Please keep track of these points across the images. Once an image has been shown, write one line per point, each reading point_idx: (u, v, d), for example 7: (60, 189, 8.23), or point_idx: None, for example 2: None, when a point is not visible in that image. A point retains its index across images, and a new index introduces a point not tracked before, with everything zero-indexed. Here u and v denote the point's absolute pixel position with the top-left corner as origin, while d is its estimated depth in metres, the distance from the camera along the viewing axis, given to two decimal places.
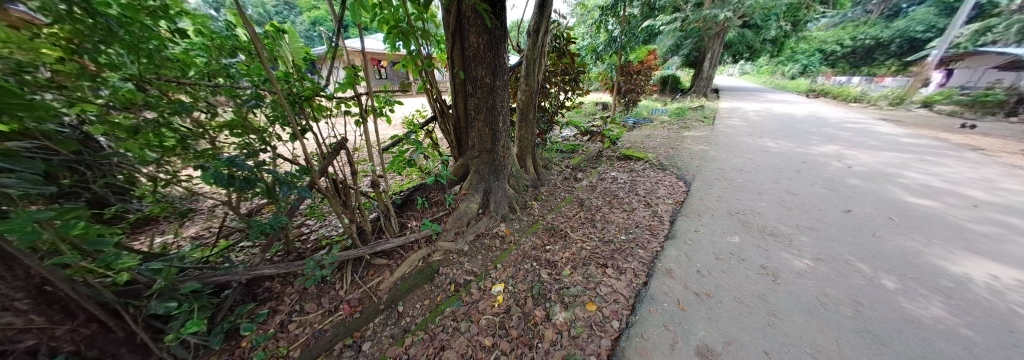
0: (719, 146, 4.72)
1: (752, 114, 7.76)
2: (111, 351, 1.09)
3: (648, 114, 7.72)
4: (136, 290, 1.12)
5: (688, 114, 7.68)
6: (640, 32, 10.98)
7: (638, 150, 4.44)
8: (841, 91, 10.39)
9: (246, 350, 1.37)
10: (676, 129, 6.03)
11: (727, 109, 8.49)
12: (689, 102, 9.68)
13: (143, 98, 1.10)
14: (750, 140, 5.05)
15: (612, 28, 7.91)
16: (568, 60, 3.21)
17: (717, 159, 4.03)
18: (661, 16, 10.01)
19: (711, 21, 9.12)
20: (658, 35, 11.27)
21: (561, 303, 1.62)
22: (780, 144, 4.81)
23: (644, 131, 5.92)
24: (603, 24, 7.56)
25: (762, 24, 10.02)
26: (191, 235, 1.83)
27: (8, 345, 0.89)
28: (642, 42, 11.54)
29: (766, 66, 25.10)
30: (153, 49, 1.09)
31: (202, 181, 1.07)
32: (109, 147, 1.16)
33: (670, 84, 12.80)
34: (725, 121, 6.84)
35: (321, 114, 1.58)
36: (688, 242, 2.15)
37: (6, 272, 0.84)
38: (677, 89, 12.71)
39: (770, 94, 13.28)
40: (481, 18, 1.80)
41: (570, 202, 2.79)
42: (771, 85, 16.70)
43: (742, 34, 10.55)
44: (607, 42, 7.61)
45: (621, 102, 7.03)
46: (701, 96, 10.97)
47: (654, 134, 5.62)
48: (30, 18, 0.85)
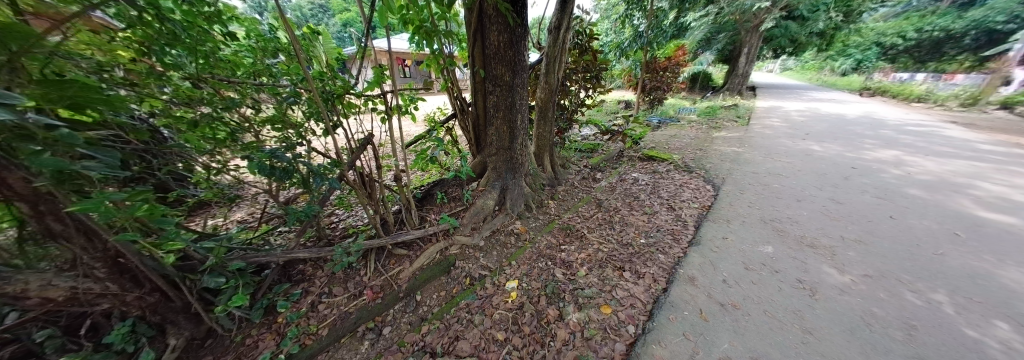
0: (756, 148, 4.37)
1: (794, 114, 7.11)
2: (170, 318, 1.26)
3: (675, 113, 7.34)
4: (191, 265, 1.28)
5: (721, 113, 7.20)
6: (668, 27, 10.48)
7: (663, 151, 4.24)
8: (903, 89, 9.24)
9: (282, 326, 1.49)
10: (706, 130, 5.67)
11: (765, 109, 7.85)
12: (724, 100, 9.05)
13: (199, 95, 1.28)
14: (791, 143, 4.64)
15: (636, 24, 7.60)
16: (589, 57, 3.12)
17: (752, 163, 3.74)
18: (692, 10, 9.47)
19: (747, 13, 8.50)
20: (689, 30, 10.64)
21: (575, 304, 1.61)
22: (826, 147, 4.37)
23: (671, 131, 5.63)
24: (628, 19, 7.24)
25: (808, 15, 9.12)
26: (237, 219, 2.03)
27: (88, 307, 1.06)
28: (669, 38, 10.99)
29: (813, 62, 22.86)
30: (208, 51, 1.23)
31: (247, 171, 1.21)
32: (171, 139, 1.37)
33: (700, 81, 12.01)
34: (763, 121, 6.34)
35: (351, 112, 1.68)
36: (715, 250, 2.03)
37: (89, 244, 1.01)
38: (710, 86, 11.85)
39: (817, 92, 12.06)
40: (503, 17, 1.81)
41: (586, 202, 2.75)
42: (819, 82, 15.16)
43: (784, 26, 9.68)
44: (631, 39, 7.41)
45: (645, 101, 6.76)
46: (735, 94, 10.21)
47: (680, 134, 5.33)
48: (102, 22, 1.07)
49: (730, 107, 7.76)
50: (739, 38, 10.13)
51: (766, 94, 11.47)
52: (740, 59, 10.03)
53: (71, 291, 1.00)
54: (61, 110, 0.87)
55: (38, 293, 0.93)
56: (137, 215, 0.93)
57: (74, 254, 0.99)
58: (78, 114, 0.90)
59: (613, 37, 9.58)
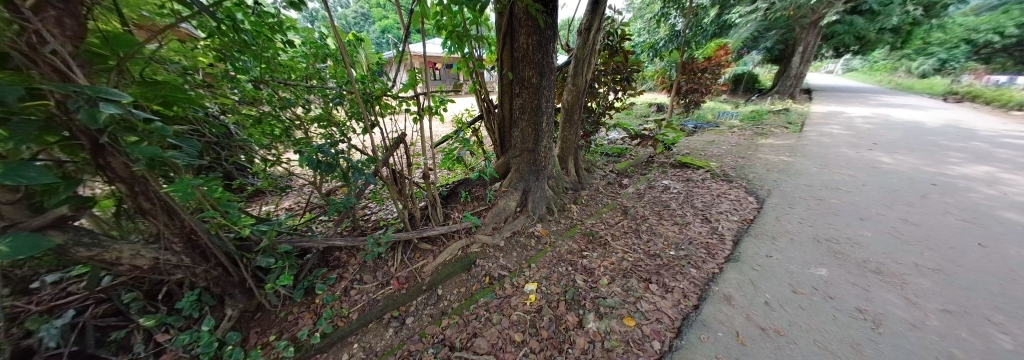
0: (811, 158, 3.91)
1: (858, 121, 6.25)
2: (229, 291, 1.44)
3: (715, 118, 6.82)
4: (248, 246, 1.47)
5: (769, 118, 6.55)
6: (710, 25, 9.77)
7: (698, 158, 3.97)
8: (1002, 91, 7.76)
9: (318, 306, 1.63)
10: (751, 136, 5.18)
11: (824, 114, 7.00)
12: (773, 104, 8.21)
13: (262, 96, 1.50)
14: (855, 153, 4.08)
15: (673, 22, 7.19)
16: (620, 58, 3.01)
17: (804, 174, 3.35)
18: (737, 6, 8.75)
19: (805, 8, 7.66)
20: (734, 28, 9.83)
21: (596, 312, 1.57)
22: (899, 159, 3.78)
23: (710, 137, 5.22)
24: (664, 18, 6.88)
25: (881, 8, 8.00)
26: (286, 207, 2.26)
27: (166, 275, 1.26)
28: (710, 37, 10.25)
29: (881, 61, 20.02)
30: (269, 57, 1.42)
31: (298, 164, 1.38)
32: (236, 133, 1.61)
33: (747, 83, 11.03)
34: (822, 128, 5.65)
35: (387, 112, 1.79)
36: (757, 268, 1.85)
37: (171, 221, 1.19)
38: (757, 88, 10.80)
39: (892, 96, 10.50)
40: (533, 19, 1.82)
41: (611, 209, 2.66)
42: (896, 85, 13.17)
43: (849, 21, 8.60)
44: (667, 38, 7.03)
45: (682, 104, 6.37)
46: (789, 97, 9.22)
47: (719, 140, 4.94)
48: (188, 34, 1.32)
49: (779, 112, 7.02)
50: (793, 36, 9.16)
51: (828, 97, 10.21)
52: (793, 59, 8.99)
53: (154, 261, 1.20)
54: (156, 107, 1.09)
55: (129, 261, 1.13)
56: (211, 197, 1.11)
57: (159, 229, 1.18)
58: (167, 110, 1.13)
59: (647, 37, 9.14)
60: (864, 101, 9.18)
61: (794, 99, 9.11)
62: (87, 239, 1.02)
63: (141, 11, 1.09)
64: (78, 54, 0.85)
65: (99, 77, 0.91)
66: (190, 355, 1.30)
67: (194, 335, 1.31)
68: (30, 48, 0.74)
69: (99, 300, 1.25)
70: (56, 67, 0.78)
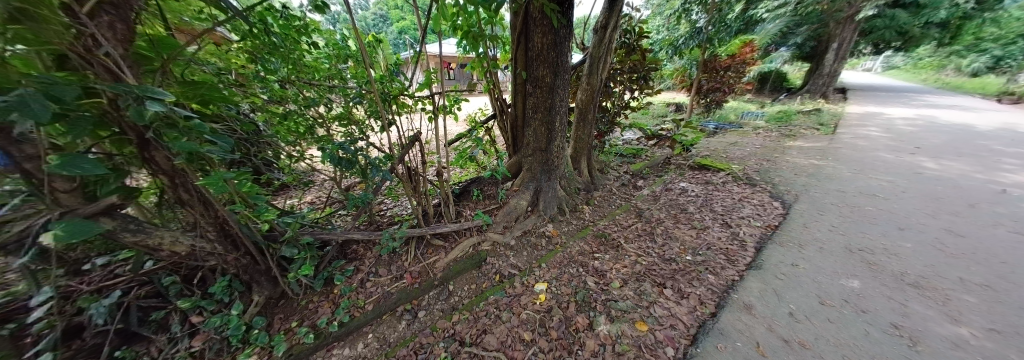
0: (844, 161, 3.65)
1: (897, 122, 5.80)
2: (256, 278, 1.54)
3: (738, 119, 6.51)
4: (274, 236, 1.57)
5: (799, 119, 6.18)
6: (735, 21, 9.32)
7: (719, 160, 3.80)
8: None
9: (336, 296, 1.71)
10: (778, 137, 4.91)
11: (862, 115, 6.52)
12: (803, 104, 7.73)
13: (288, 95, 1.59)
14: (896, 157, 3.78)
15: (695, 19, 6.91)
16: (637, 56, 2.93)
17: (837, 178, 3.14)
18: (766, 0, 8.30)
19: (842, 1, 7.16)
20: (762, 23, 9.33)
21: (607, 315, 1.55)
22: (948, 164, 3.47)
23: (733, 138, 4.99)
24: (686, 14, 6.63)
25: None
26: (308, 201, 2.37)
27: (201, 262, 1.36)
28: (736, 33, 9.77)
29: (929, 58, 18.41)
30: (295, 58, 1.50)
31: (320, 160, 1.46)
32: (264, 130, 1.71)
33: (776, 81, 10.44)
34: (859, 130, 5.26)
35: (403, 111, 1.84)
36: (781, 277, 1.75)
37: (206, 211, 1.29)
38: (786, 87, 10.16)
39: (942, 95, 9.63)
40: (548, 18, 1.81)
41: (625, 211, 2.61)
42: (947, 84, 12.06)
43: (893, 15, 7.96)
44: (688, 36, 6.78)
45: (703, 104, 6.12)
46: (822, 96, 8.65)
47: (742, 141, 4.71)
48: (222, 38, 1.42)
49: (809, 112, 6.60)
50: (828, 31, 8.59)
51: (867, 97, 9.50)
52: (827, 55, 8.35)
53: (191, 248, 1.29)
54: (194, 105, 1.18)
55: (169, 247, 1.22)
56: (240, 190, 1.20)
57: (196, 218, 1.28)
58: (204, 108, 1.22)
59: (666, 34, 8.82)
60: (903, 101, 8.51)
61: (826, 98, 8.53)
62: (133, 225, 1.12)
63: (182, 17, 1.19)
64: (128, 56, 0.93)
65: (145, 77, 0.99)
66: (221, 336, 1.40)
67: (225, 317, 1.42)
68: (86, 50, 0.82)
69: (141, 282, 1.37)
70: (108, 67, 0.87)
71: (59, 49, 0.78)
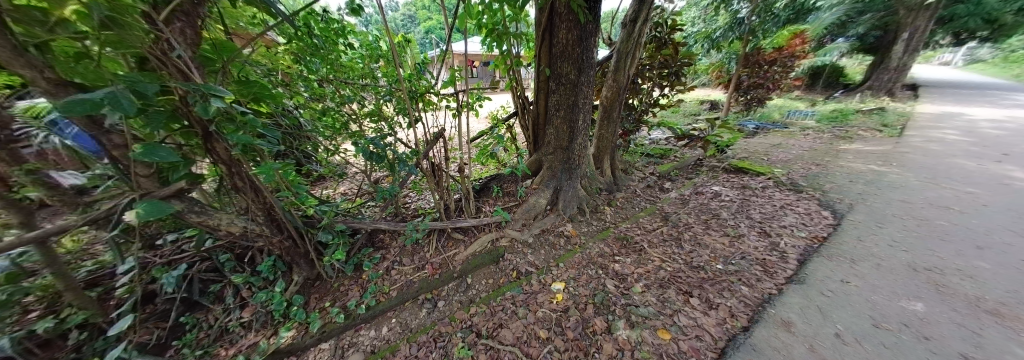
0: (914, 167, 3.20)
1: (985, 124, 4.98)
2: (296, 260, 1.69)
3: (784, 118, 5.92)
4: (312, 222, 1.71)
5: (860, 118, 5.49)
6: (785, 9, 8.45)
7: (759, 163, 3.50)
8: None
9: (364, 281, 1.82)
10: (831, 139, 4.40)
11: (941, 114, 5.65)
12: (865, 101, 6.84)
13: (326, 93, 1.71)
14: (986, 164, 3.24)
15: (738, 8, 6.35)
16: (669, 51, 2.75)
17: (904, 186, 2.76)
18: None
19: None
20: (817, 11, 8.36)
21: (627, 320, 1.50)
22: None
23: (777, 139, 4.55)
24: (727, 4, 6.12)
25: None
26: (341, 191, 2.55)
27: (251, 242, 1.52)
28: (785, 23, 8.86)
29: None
30: (332, 60, 1.61)
31: (353, 153, 1.56)
32: (305, 126, 1.85)
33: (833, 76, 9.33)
34: (939, 131, 4.57)
35: (429, 108, 1.90)
36: (828, 294, 1.57)
37: (255, 198, 1.43)
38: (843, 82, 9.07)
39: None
40: (574, 13, 1.77)
41: (649, 213, 2.50)
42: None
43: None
44: (728, 27, 6.27)
45: (744, 101, 5.64)
46: (891, 93, 7.60)
47: (788, 143, 4.28)
48: (270, 41, 1.56)
49: (871, 111, 5.80)
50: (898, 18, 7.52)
51: (949, 94, 8.21)
52: (895, 47, 7.32)
53: (243, 229, 1.45)
54: (248, 102, 1.32)
55: (226, 227, 1.38)
56: (283, 179, 1.32)
57: (248, 203, 1.43)
58: (256, 105, 1.36)
59: (703, 25, 8.21)
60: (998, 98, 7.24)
61: (894, 95, 7.50)
62: (196, 207, 1.28)
63: (239, 22, 1.33)
64: (196, 58, 1.06)
65: (210, 77, 1.13)
66: (266, 310, 1.57)
67: (269, 294, 1.59)
68: (163, 53, 0.95)
69: (203, 258, 1.58)
70: (180, 68, 0.99)
71: (142, 51, 0.91)
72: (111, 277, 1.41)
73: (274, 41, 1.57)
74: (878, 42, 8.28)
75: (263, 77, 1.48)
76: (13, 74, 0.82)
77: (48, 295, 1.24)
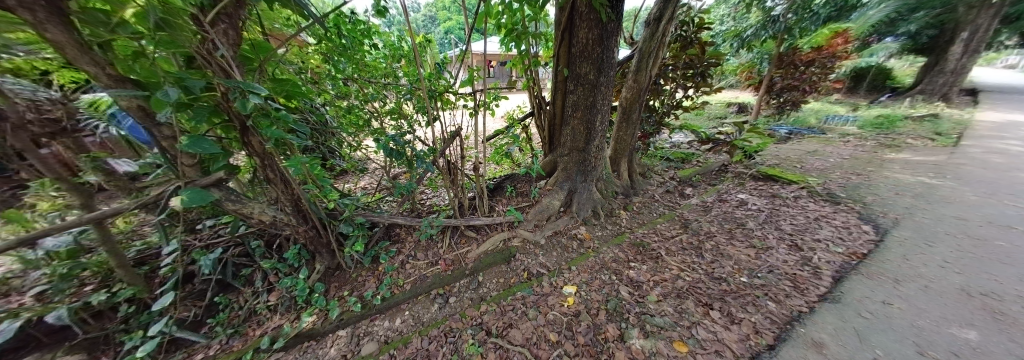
0: (971, 181, 2.87)
1: None
2: (319, 249, 1.77)
3: (821, 123, 5.50)
4: (335, 214, 1.79)
5: (911, 125, 5.00)
6: None
7: (792, 170, 3.27)
8: None
9: (380, 273, 1.88)
10: (876, 147, 4.04)
11: (1010, 123, 5.04)
12: (917, 106, 6.22)
13: (350, 91, 1.79)
14: None
15: (773, 5, 5.96)
16: (695, 50, 2.64)
17: (964, 202, 2.47)
18: None
19: None
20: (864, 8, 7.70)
21: (641, 329, 1.45)
22: None
23: (813, 145, 4.23)
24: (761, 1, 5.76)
25: None
26: (361, 186, 2.65)
27: (280, 230, 1.61)
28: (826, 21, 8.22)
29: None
30: (357, 59, 1.67)
31: (374, 149, 1.61)
32: (330, 122, 1.94)
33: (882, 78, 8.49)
34: (1008, 142, 4.07)
35: (447, 107, 1.93)
36: (866, 316, 1.44)
37: (285, 189, 1.52)
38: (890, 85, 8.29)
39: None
40: (596, 12, 1.74)
41: (668, 220, 2.41)
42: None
43: None
44: (762, 26, 5.90)
45: (778, 104, 5.29)
46: (950, 98, 6.87)
47: (825, 150, 3.96)
48: (301, 42, 1.65)
49: (921, 118, 5.20)
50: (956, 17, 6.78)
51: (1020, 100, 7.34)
52: (953, 47, 6.60)
53: (273, 219, 1.54)
54: (281, 99, 1.40)
55: (257, 216, 1.48)
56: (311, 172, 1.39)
57: (278, 194, 1.52)
58: (287, 101, 1.44)
59: (732, 24, 7.77)
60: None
61: (950, 100, 6.79)
62: (232, 196, 1.38)
63: (274, 24, 1.42)
64: (236, 57, 1.14)
65: (248, 75, 1.21)
66: (290, 295, 1.66)
67: (294, 280, 1.68)
68: (208, 52, 1.03)
69: (236, 243, 1.69)
70: (222, 66, 1.07)
71: (190, 51, 0.99)
72: (157, 256, 1.55)
73: (304, 41, 1.66)
74: (932, 41, 7.51)
75: (293, 75, 1.57)
76: (79, 70, 0.92)
77: (104, 269, 1.38)
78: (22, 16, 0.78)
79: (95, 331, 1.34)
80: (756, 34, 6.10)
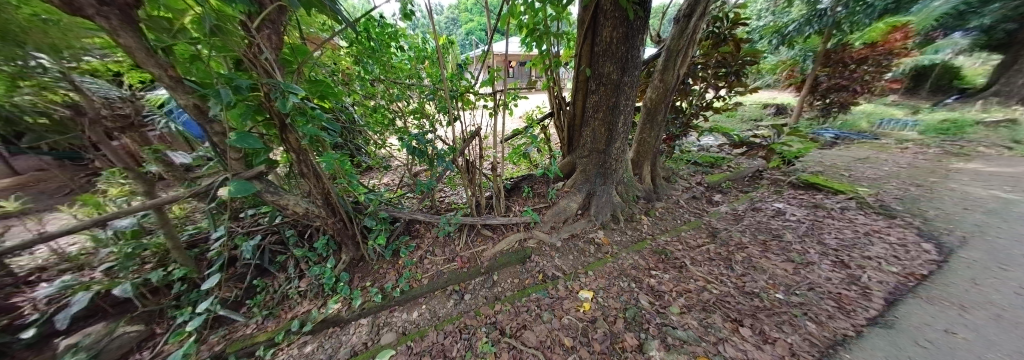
0: None
1: None
2: (345, 241, 1.86)
3: (875, 127, 4.96)
4: (360, 208, 1.88)
5: (990, 130, 4.37)
6: None
7: (839, 179, 2.97)
8: None
9: (400, 266, 1.94)
10: (941, 155, 3.55)
11: None
12: (993, 109, 5.43)
13: (377, 91, 1.86)
14: None
15: None
16: (730, 48, 2.47)
17: None
18: None
19: None
20: None
21: (661, 341, 1.38)
22: None
23: (864, 152, 3.81)
24: None
25: None
26: (385, 182, 2.76)
27: (311, 221, 1.72)
28: None
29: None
30: (384, 61, 1.75)
31: (398, 147, 1.67)
32: (357, 121, 2.04)
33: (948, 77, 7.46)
34: None
35: (468, 107, 1.96)
36: (926, 346, 1.26)
37: (317, 183, 1.61)
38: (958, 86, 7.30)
39: None
40: (621, 10, 1.68)
41: (694, 228, 2.27)
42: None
43: None
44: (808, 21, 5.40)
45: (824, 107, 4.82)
46: None
47: (881, 157, 3.55)
48: (333, 44, 1.75)
49: (997, 123, 4.48)
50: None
51: None
52: None
53: (305, 210, 1.65)
54: (316, 98, 1.50)
55: (292, 207, 1.59)
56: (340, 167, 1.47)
57: (311, 187, 1.62)
58: (321, 101, 1.53)
59: (770, 19, 7.21)
60: None
61: None
62: (270, 188, 1.50)
63: (310, 28, 1.51)
64: (278, 60, 1.24)
65: (288, 76, 1.30)
66: (318, 283, 1.76)
67: (322, 269, 1.78)
68: (254, 55, 1.12)
69: (273, 232, 1.82)
70: (266, 69, 1.16)
71: (239, 54, 1.09)
72: (205, 240, 1.71)
73: (336, 44, 1.75)
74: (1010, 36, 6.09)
75: (325, 76, 1.67)
76: (146, 72, 1.04)
77: (162, 250, 1.55)
78: (100, 23, 0.89)
79: (152, 304, 1.52)
80: (799, 30, 5.24)
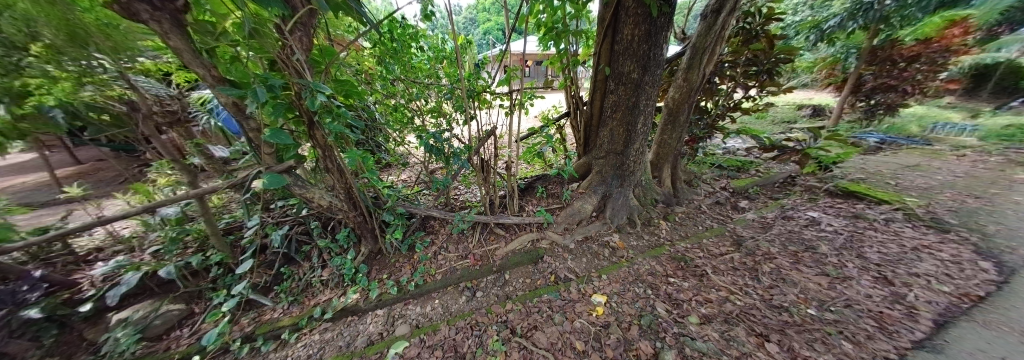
0: None
1: None
2: (365, 234, 1.94)
3: (928, 132, 4.50)
4: (379, 203, 1.95)
5: None
6: None
7: (884, 187, 2.71)
8: None
9: (416, 261, 1.99)
10: (1004, 164, 3.15)
11: None
12: None
13: (398, 91, 1.92)
14: None
15: None
16: (763, 45, 2.32)
17: None
18: None
19: None
20: None
21: (677, 351, 1.33)
22: None
23: (914, 158, 3.46)
24: None
25: None
26: (403, 179, 2.84)
27: (334, 214, 1.81)
28: None
29: None
30: (404, 60, 1.80)
31: (417, 144, 1.71)
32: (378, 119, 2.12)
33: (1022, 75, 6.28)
34: None
35: (484, 106, 1.97)
36: None
37: (340, 177, 1.69)
38: None
39: None
40: (644, 6, 1.63)
41: (717, 235, 2.16)
42: None
43: None
44: None
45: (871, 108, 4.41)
46: None
47: (937, 165, 3.21)
48: (358, 45, 1.82)
49: None
50: None
51: None
52: None
53: (329, 203, 1.73)
54: (341, 97, 1.57)
55: (317, 200, 1.67)
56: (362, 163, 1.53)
57: (335, 181, 1.70)
58: (346, 99, 1.60)
59: (808, 14, 6.70)
60: None
61: None
62: (298, 181, 1.58)
63: (337, 30, 1.58)
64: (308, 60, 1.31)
65: (316, 76, 1.37)
66: (339, 273, 1.85)
67: (343, 260, 1.87)
68: (286, 56, 1.19)
69: (299, 223, 1.93)
70: (297, 68, 1.23)
71: (273, 55, 1.16)
72: (240, 228, 1.84)
73: (360, 45, 1.83)
74: None
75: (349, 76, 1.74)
76: (193, 72, 1.13)
77: (202, 235, 1.69)
78: (153, 28, 0.99)
79: (193, 286, 1.66)
80: (840, 26, 4.60)
